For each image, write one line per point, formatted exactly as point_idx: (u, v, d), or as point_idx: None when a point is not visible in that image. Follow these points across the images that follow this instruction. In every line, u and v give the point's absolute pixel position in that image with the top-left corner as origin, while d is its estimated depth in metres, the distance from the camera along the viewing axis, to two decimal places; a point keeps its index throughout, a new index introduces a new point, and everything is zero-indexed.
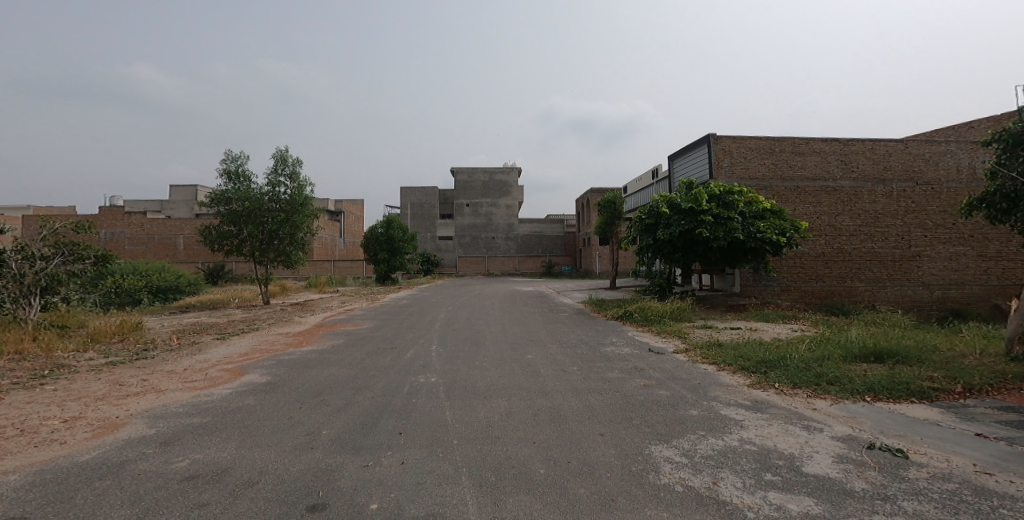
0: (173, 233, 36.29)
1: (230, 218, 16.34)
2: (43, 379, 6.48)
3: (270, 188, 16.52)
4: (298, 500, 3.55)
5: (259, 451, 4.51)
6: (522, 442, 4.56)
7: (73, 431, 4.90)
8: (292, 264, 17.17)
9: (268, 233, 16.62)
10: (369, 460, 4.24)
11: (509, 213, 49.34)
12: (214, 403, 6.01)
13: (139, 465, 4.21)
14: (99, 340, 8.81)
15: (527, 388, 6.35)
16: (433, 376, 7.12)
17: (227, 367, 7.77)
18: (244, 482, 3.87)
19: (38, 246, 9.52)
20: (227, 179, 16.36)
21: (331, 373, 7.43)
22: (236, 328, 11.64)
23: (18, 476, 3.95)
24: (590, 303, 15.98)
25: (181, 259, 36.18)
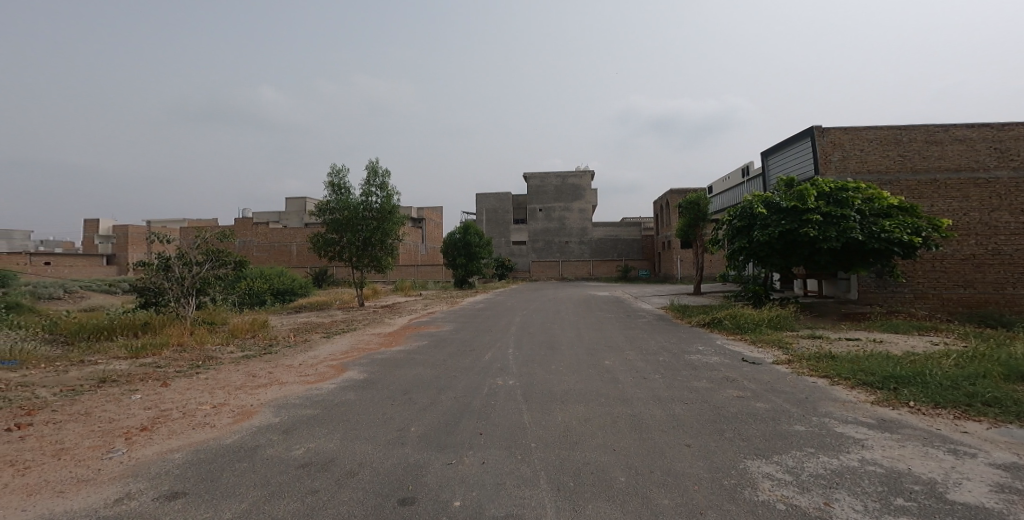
0: (287, 240, 39.76)
1: (331, 226, 17.60)
2: (197, 368, 7.41)
3: (363, 197, 17.62)
4: (390, 493, 3.78)
5: (359, 444, 4.86)
6: (602, 448, 4.53)
7: (219, 416, 5.55)
8: (383, 269, 18.21)
9: (363, 240, 17.76)
10: (451, 459, 4.42)
11: (583, 217, 48.97)
12: (323, 396, 6.54)
13: (267, 451, 4.69)
14: (237, 336, 9.86)
15: (606, 394, 6.28)
16: (511, 379, 7.26)
17: (332, 363, 8.42)
18: (348, 472, 4.19)
19: (194, 253, 10.97)
20: (330, 190, 17.64)
21: (417, 373, 7.80)
22: (337, 328, 12.55)
23: (182, 454, 4.55)
24: (672, 308, 15.50)
25: (295, 265, 39.67)
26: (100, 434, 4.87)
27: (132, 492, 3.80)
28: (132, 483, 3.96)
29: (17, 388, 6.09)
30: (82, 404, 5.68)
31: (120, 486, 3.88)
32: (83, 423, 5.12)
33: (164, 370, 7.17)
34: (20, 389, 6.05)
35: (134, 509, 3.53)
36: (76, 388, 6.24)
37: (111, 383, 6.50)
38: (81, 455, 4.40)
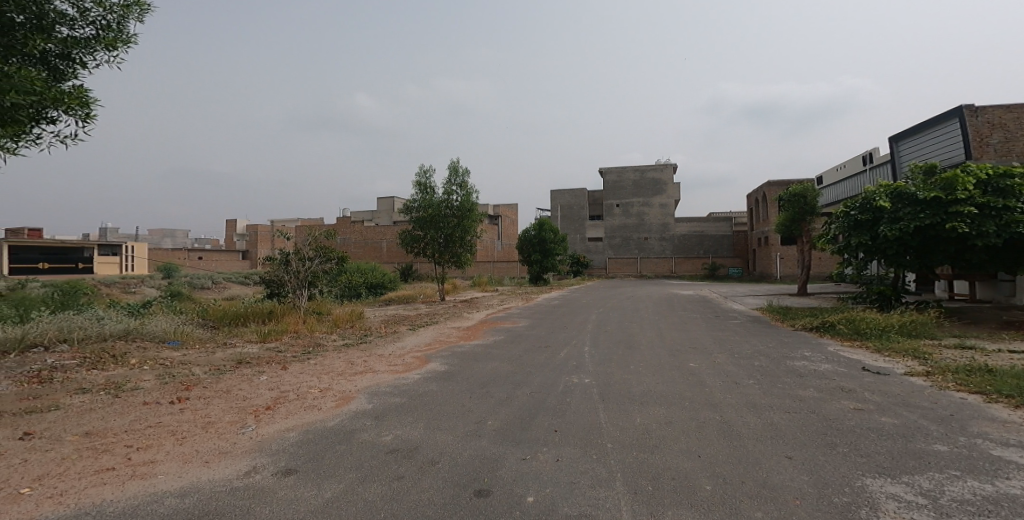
0: (378, 238, 42.05)
1: (415, 224, 18.36)
2: (307, 354, 8.08)
3: (444, 195, 18.18)
4: (467, 485, 3.84)
5: (439, 434, 5.00)
6: (683, 454, 4.31)
7: (323, 399, 5.98)
8: (463, 266, 18.67)
9: (444, 237, 18.32)
10: (526, 454, 4.40)
11: (664, 213, 47.28)
12: (408, 386, 6.81)
13: (362, 435, 4.95)
14: (340, 326, 10.59)
15: (691, 399, 5.98)
16: (587, 377, 7.13)
17: (418, 354, 8.76)
18: (430, 461, 4.32)
19: (307, 249, 12.03)
20: (416, 190, 18.39)
21: (493, 368, 7.89)
22: (421, 321, 13.10)
23: (296, 434, 4.93)
24: (768, 310, 14.47)
25: (384, 260, 41.85)
26: (236, 411, 5.41)
27: (257, 466, 4.17)
28: (258, 458, 4.35)
29: (177, 366, 6.92)
30: (224, 382, 6.36)
31: (248, 461, 4.27)
32: (224, 399, 5.74)
33: (283, 355, 7.90)
34: (177, 367, 6.89)
35: (259, 482, 3.87)
36: (220, 367, 7.01)
37: (244, 365, 7.22)
38: (222, 429, 4.92)
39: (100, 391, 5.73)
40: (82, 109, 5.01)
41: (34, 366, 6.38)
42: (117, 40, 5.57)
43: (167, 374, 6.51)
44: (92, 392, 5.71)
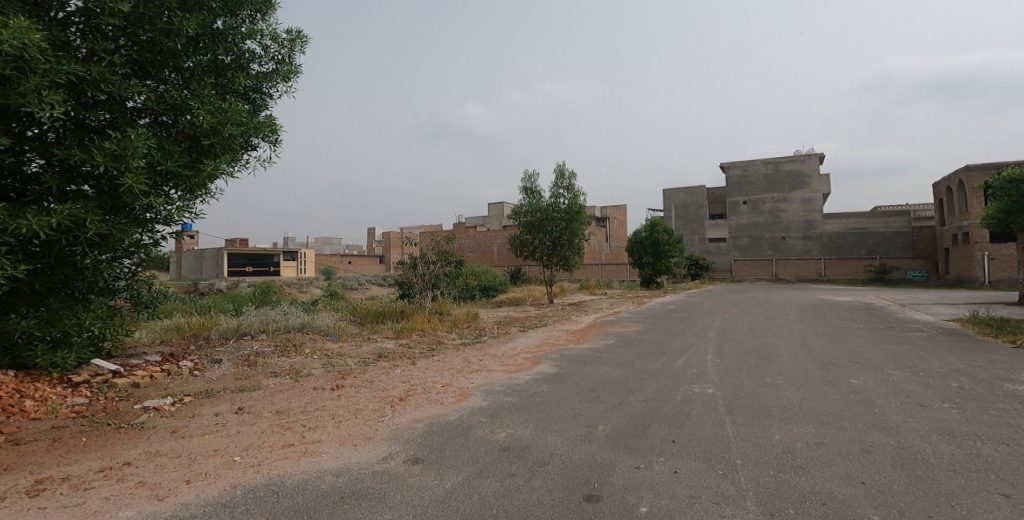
0: (490, 241, 43.56)
1: (524, 227, 18.67)
2: (431, 350, 8.63)
3: (551, 199, 18.27)
4: (576, 488, 3.78)
5: (550, 435, 4.99)
6: (840, 479, 3.83)
7: (444, 394, 6.30)
8: (571, 269, 18.61)
9: (552, 240, 18.39)
10: (640, 463, 4.22)
11: (807, 208, 42.89)
12: (519, 386, 6.93)
13: (477, 431, 5.12)
14: (458, 325, 11.15)
15: (847, 418, 5.33)
16: (710, 387, 6.67)
17: (528, 355, 8.90)
18: (539, 461, 4.33)
19: (431, 253, 12.90)
20: (524, 194, 18.70)
21: (605, 372, 7.74)
22: (531, 323, 13.31)
23: (421, 425, 5.25)
24: (971, 323, 12.28)
25: (495, 262, 43.16)
26: (377, 400, 5.92)
27: (392, 453, 4.51)
28: (392, 445, 4.69)
29: (336, 356, 7.77)
30: (367, 373, 6.99)
31: (384, 447, 4.62)
32: (369, 389, 6.30)
33: (412, 351, 8.49)
34: (335, 357, 7.71)
35: (394, 468, 4.18)
36: (366, 359, 7.73)
37: (383, 358, 7.88)
38: (365, 415, 5.41)
39: (286, 375, 6.58)
40: (275, 134, 6.07)
41: (245, 351, 7.54)
42: (291, 71, 6.44)
43: (329, 363, 7.31)
44: (280, 375, 6.58)
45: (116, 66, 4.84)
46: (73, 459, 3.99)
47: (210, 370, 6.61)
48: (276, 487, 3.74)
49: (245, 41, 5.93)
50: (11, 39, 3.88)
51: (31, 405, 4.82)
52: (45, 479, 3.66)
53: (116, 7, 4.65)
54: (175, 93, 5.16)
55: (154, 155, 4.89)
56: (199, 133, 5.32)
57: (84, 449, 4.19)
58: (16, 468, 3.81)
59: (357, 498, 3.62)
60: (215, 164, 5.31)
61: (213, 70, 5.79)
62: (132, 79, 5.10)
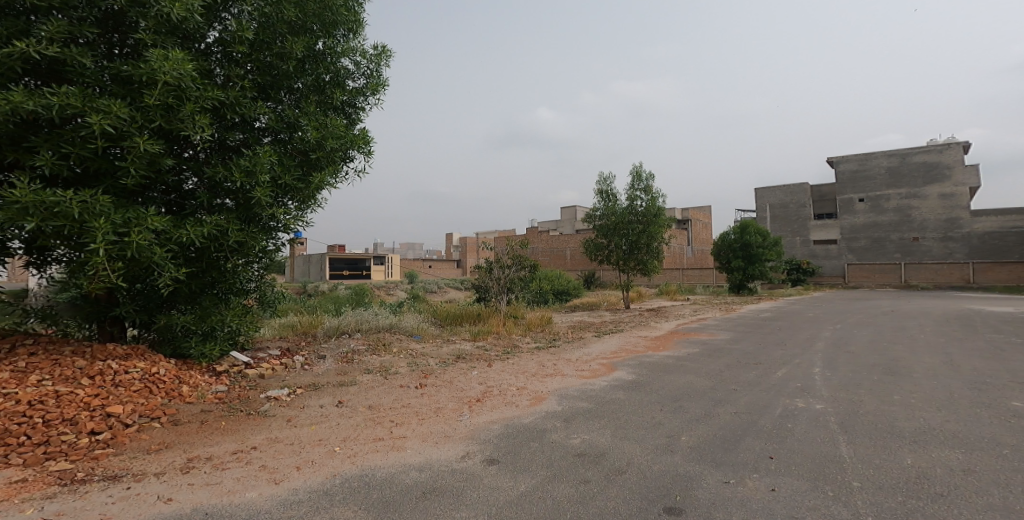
0: (564, 246, 43.51)
1: (600, 231, 18.46)
2: (506, 353, 8.76)
3: (628, 202, 17.91)
4: (656, 499, 3.69)
5: (627, 443, 4.90)
6: (995, 512, 3.42)
7: (519, 397, 6.39)
8: (649, 273, 18.11)
9: (629, 244, 18.02)
10: (730, 478, 4.04)
11: (947, 204, 38.28)
12: (596, 392, 6.86)
13: (552, 435, 5.14)
14: (532, 329, 11.23)
15: (998, 444, 4.72)
16: (818, 403, 6.21)
17: (604, 361, 8.78)
18: (616, 470, 4.26)
19: (506, 258, 13.11)
20: (598, 198, 18.59)
21: (688, 381, 7.47)
22: (607, 328, 13.11)
23: (497, 426, 5.36)
24: None
25: (568, 267, 42.99)
26: (455, 400, 6.12)
27: (469, 452, 4.64)
28: (470, 444, 4.83)
29: (418, 356, 8.13)
30: (447, 373, 7.25)
31: (461, 446, 4.77)
32: (448, 389, 6.52)
33: (488, 353, 8.69)
34: (418, 357, 8.08)
35: (470, 467, 4.30)
36: (445, 360, 8.02)
37: (461, 359, 8.12)
38: (443, 414, 5.61)
39: (377, 372, 7.00)
40: (368, 146, 6.55)
41: (343, 348, 8.12)
42: (379, 84, 6.87)
43: (414, 363, 7.67)
44: (373, 372, 7.00)
45: (243, 90, 5.48)
46: (213, 441, 4.52)
47: (317, 364, 7.18)
48: (368, 479, 3.98)
49: (340, 59, 6.38)
50: (172, 71, 4.59)
51: (183, 390, 5.54)
52: (193, 457, 4.17)
53: (243, 35, 5.30)
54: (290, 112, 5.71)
55: (277, 170, 5.49)
56: (308, 148, 5.86)
57: (223, 433, 4.73)
58: (174, 446, 4.38)
59: (437, 494, 3.77)
60: (321, 176, 5.83)
61: (316, 89, 6.30)
62: (256, 101, 5.70)
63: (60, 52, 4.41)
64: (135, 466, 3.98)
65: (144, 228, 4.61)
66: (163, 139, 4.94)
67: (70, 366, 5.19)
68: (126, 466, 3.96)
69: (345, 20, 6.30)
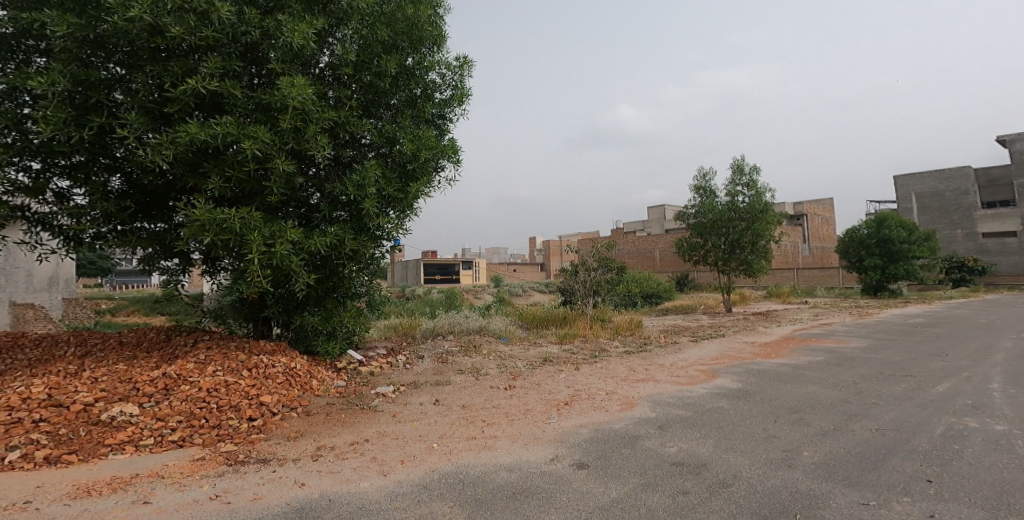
0: (652, 247, 42.11)
1: (697, 230, 17.61)
2: (595, 357, 8.64)
3: (729, 198, 16.94)
4: (771, 516, 3.45)
5: (734, 455, 4.62)
6: None
7: (610, 402, 6.27)
8: (755, 274, 17.02)
9: (731, 242, 17.01)
10: (869, 499, 3.66)
11: None
12: (695, 399, 6.55)
13: (646, 442, 4.99)
14: (621, 332, 10.97)
15: None
16: (995, 423, 5.38)
17: (703, 368, 8.36)
18: (720, 481, 4.04)
19: (591, 260, 12.94)
20: (696, 194, 17.76)
21: (811, 392, 6.88)
22: (705, 333, 12.47)
23: (586, 431, 5.29)
24: None
25: (658, 269, 41.45)
26: (544, 402, 6.15)
27: (558, 455, 4.63)
28: (559, 448, 4.83)
29: (506, 358, 8.27)
30: (535, 375, 7.29)
31: (551, 449, 4.77)
32: (537, 391, 6.56)
33: (576, 357, 8.62)
34: (507, 359, 8.22)
35: (560, 470, 4.29)
36: (533, 362, 8.08)
37: (549, 362, 8.14)
38: (533, 416, 5.66)
39: (469, 373, 7.22)
40: (456, 155, 6.80)
41: (438, 349, 8.49)
42: (464, 94, 7.11)
43: (503, 364, 7.82)
44: (466, 372, 7.24)
45: (351, 109, 5.93)
46: (335, 432, 4.94)
47: (417, 364, 7.58)
48: (463, 476, 4.12)
49: (427, 72, 6.68)
50: (297, 95, 5.12)
51: (313, 383, 6.10)
52: (321, 446, 4.60)
53: (346, 57, 5.75)
54: (389, 127, 6.08)
55: (382, 184, 5.89)
56: (405, 160, 6.22)
57: (342, 424, 5.16)
58: (307, 434, 4.88)
59: (526, 495, 3.81)
60: (417, 185, 6.15)
61: (409, 103, 6.67)
62: (361, 119, 6.14)
63: (218, 86, 5.05)
64: (278, 451, 4.49)
65: (286, 239, 5.21)
66: (294, 159, 5.51)
67: (234, 359, 5.95)
68: (271, 451, 4.49)
69: (430, 35, 6.62)
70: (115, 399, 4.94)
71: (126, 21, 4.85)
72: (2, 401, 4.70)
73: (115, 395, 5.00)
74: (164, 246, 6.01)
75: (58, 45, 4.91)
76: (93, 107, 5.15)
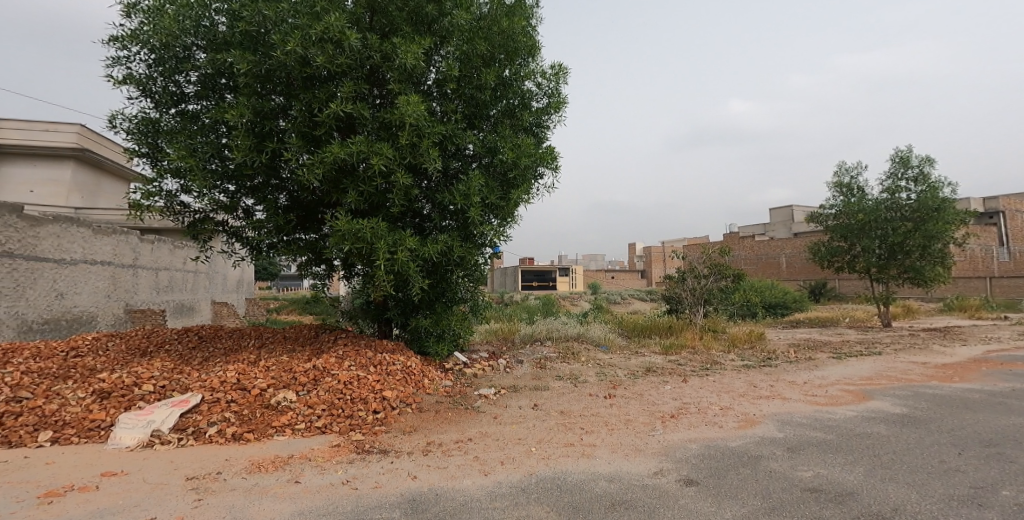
0: (777, 253, 38.17)
1: (840, 232, 15.62)
2: (706, 369, 8.13)
3: (889, 195, 14.79)
4: None
5: (893, 486, 4.05)
6: None
7: (725, 418, 5.86)
8: (927, 282, 14.67)
9: (891, 246, 14.83)
10: None
11: None
12: (839, 422, 5.85)
13: (770, 464, 4.58)
14: (737, 345, 10.12)
15: None
16: None
17: (849, 388, 7.42)
18: (874, 515, 3.57)
19: (701, 266, 12.18)
20: (838, 192, 15.79)
21: (1013, 424, 5.73)
22: (854, 350, 11.00)
23: (696, 446, 5.01)
24: None
25: (784, 277, 37.43)
26: (646, 413, 5.94)
27: (663, 469, 4.46)
28: (663, 461, 4.64)
29: (605, 366, 8.11)
30: (637, 385, 7.06)
31: (654, 462, 4.61)
32: (638, 402, 6.36)
33: (682, 368, 8.18)
34: (606, 367, 8.07)
35: (664, 485, 4.12)
36: (634, 372, 7.83)
37: (651, 373, 7.82)
38: (636, 427, 5.49)
39: (566, 379, 7.23)
40: (554, 163, 6.88)
41: (536, 354, 8.62)
42: (560, 102, 7.18)
43: (601, 372, 7.69)
44: (562, 378, 7.26)
45: (455, 122, 6.30)
46: (442, 429, 5.27)
47: (516, 368, 7.77)
48: (559, 482, 4.15)
49: (523, 82, 6.91)
50: (411, 112, 5.59)
51: (424, 382, 6.56)
52: (430, 442, 4.94)
53: (449, 72, 6.13)
54: (491, 138, 6.35)
55: (485, 192, 6.17)
56: (506, 169, 6.43)
57: (448, 422, 5.48)
58: (420, 430, 5.27)
59: (627, 508, 3.72)
60: (518, 193, 6.34)
61: (507, 113, 6.93)
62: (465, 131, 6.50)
63: (352, 108, 5.69)
64: (394, 444, 4.92)
65: (405, 247, 5.70)
66: (410, 172, 6.01)
67: (364, 355, 6.62)
68: (390, 443, 4.92)
69: (524, 45, 6.82)
70: (281, 386, 5.77)
71: (284, 54, 5.67)
72: (208, 382, 5.71)
73: (281, 383, 5.83)
74: (316, 253, 6.94)
75: (242, 80, 5.91)
76: (267, 134, 6.11)
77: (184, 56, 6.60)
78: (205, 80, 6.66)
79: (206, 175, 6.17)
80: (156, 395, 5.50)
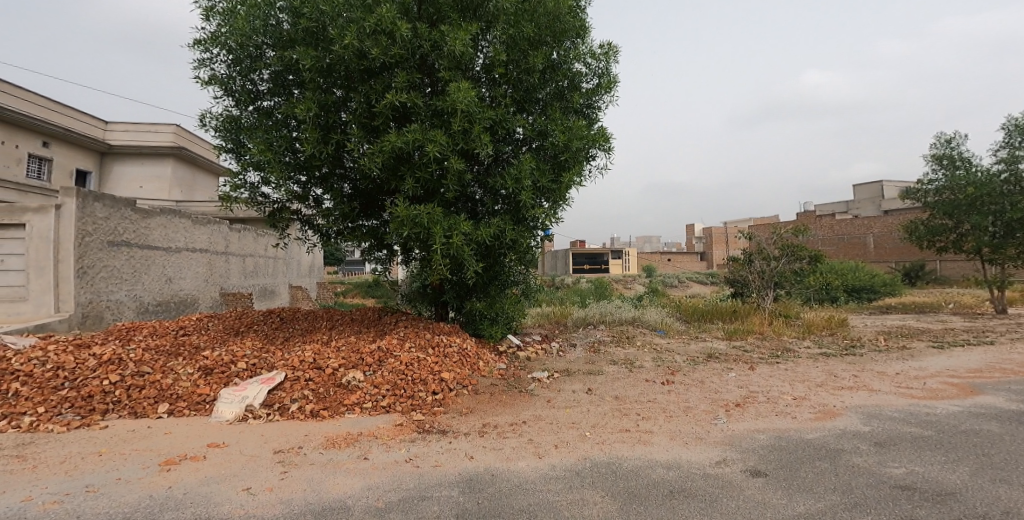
0: (863, 232, 34.97)
1: (942, 210, 14.01)
2: (777, 357, 7.64)
3: (1005, 166, 13.01)
4: None
5: (1006, 489, 3.62)
6: None
7: (800, 409, 5.48)
8: None
9: (1007, 223, 13.08)
10: None
11: None
12: (938, 417, 5.30)
13: (853, 458, 4.24)
14: (813, 331, 9.43)
15: None
16: None
17: (951, 381, 6.69)
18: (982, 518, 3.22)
19: (772, 248, 11.42)
20: (939, 165, 14.14)
21: None
22: (958, 339, 9.88)
23: (765, 437, 4.74)
24: None
25: (871, 259, 34.27)
26: (708, 401, 5.68)
27: (727, 459, 4.26)
28: (728, 451, 4.43)
29: (663, 351, 7.84)
30: (698, 372, 6.77)
31: (718, 452, 4.41)
32: (699, 389, 6.10)
33: (748, 355, 7.74)
34: (664, 352, 7.80)
35: (729, 475, 3.94)
36: (694, 358, 7.51)
37: (713, 359, 7.47)
38: (698, 415, 5.27)
39: (622, 364, 7.07)
40: (607, 144, 6.67)
41: (590, 338, 8.50)
42: (611, 81, 6.94)
43: (658, 358, 7.44)
44: (617, 363, 7.11)
45: (505, 107, 6.27)
46: (498, 411, 5.35)
47: (570, 352, 7.70)
48: (615, 468, 4.09)
49: (572, 63, 6.74)
50: (463, 98, 5.62)
51: (479, 364, 6.68)
52: (487, 423, 5.04)
53: (497, 57, 6.10)
54: (541, 121, 6.26)
55: (536, 176, 6.12)
56: (557, 152, 6.34)
57: (504, 405, 5.55)
58: (476, 411, 5.39)
59: (687, 496, 3.61)
60: (569, 175, 6.23)
61: (557, 96, 6.82)
62: (515, 115, 6.47)
63: (406, 97, 5.80)
64: (452, 424, 5.06)
65: (460, 232, 5.80)
66: (463, 158, 6.08)
67: (423, 337, 6.85)
68: (448, 424, 5.08)
69: (572, 26, 6.65)
70: (349, 365, 6.10)
71: (343, 47, 5.85)
72: (289, 361, 6.16)
73: (350, 362, 6.15)
74: (379, 239, 7.22)
75: (307, 74, 6.17)
76: (331, 125, 6.40)
77: (256, 55, 7.01)
78: (276, 77, 7.04)
79: (282, 166, 6.57)
80: (249, 372, 5.99)
